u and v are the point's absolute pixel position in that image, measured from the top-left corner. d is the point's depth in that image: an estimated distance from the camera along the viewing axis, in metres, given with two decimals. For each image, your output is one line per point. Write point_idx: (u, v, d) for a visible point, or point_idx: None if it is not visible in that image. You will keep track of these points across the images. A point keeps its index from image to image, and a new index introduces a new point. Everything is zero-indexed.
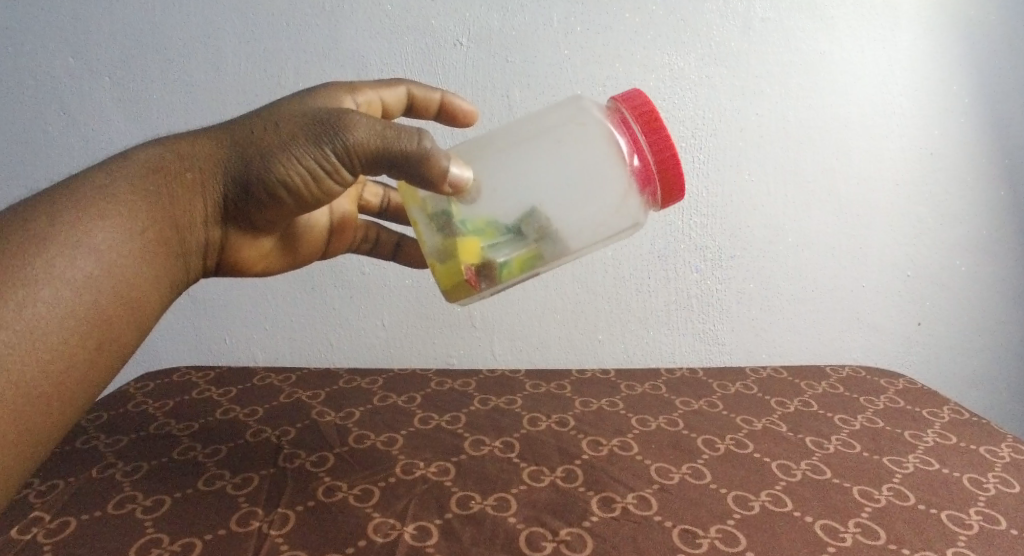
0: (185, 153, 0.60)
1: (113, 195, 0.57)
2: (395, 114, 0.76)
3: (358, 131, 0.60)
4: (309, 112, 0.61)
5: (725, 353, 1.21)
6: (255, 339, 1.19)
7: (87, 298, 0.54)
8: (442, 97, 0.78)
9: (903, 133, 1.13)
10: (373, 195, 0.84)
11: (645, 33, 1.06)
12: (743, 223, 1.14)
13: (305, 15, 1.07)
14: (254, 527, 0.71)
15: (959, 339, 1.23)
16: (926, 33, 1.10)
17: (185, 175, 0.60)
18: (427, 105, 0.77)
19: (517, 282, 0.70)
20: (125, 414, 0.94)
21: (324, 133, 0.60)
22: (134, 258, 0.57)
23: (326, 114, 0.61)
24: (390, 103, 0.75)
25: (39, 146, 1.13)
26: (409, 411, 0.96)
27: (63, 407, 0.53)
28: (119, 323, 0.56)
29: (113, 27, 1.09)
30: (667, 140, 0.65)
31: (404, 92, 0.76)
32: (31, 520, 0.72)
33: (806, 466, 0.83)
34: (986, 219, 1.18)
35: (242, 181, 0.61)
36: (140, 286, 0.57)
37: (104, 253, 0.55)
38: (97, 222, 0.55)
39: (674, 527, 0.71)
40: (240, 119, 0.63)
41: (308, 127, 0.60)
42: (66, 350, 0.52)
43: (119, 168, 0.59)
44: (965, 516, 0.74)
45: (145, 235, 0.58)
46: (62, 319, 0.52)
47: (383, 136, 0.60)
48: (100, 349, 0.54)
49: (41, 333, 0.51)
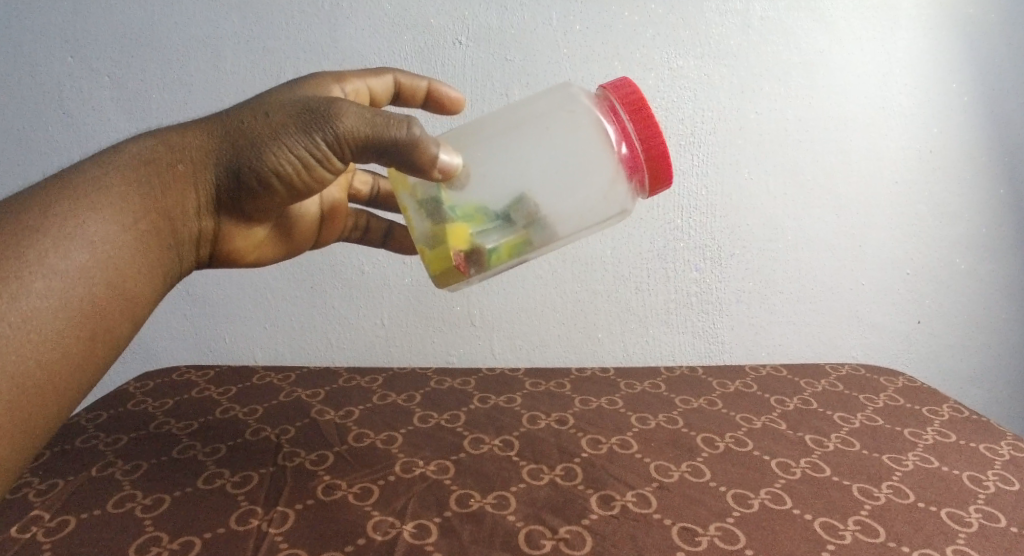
0: (176, 144, 0.60)
1: (105, 187, 0.57)
2: (383, 102, 0.77)
3: (348, 119, 0.60)
4: (299, 101, 0.61)
5: (725, 351, 1.21)
6: (254, 337, 1.19)
7: (81, 290, 0.54)
8: (429, 85, 0.77)
9: (902, 130, 1.13)
10: (363, 182, 0.85)
11: (645, 32, 1.06)
12: (743, 220, 1.14)
13: (304, 15, 1.07)
14: (254, 525, 0.71)
15: (958, 338, 1.23)
16: (926, 32, 1.10)
17: (177, 166, 0.60)
18: (415, 93, 0.77)
19: (505, 268, 0.70)
20: (125, 413, 0.94)
21: (313, 122, 0.60)
22: (127, 250, 0.57)
23: (316, 103, 0.61)
24: (377, 92, 0.75)
25: (39, 144, 1.13)
26: (408, 410, 0.96)
27: (59, 399, 0.53)
28: (113, 314, 0.56)
29: (113, 27, 1.09)
30: (656, 127, 0.65)
31: (391, 80, 0.76)
32: (31, 519, 0.72)
33: (805, 463, 0.83)
34: (986, 217, 1.18)
35: (234, 171, 0.61)
36: (133, 278, 0.57)
37: (97, 245, 0.55)
38: (91, 214, 0.55)
39: (674, 525, 0.71)
40: (229, 110, 0.62)
41: (298, 115, 0.60)
42: (61, 342, 0.52)
43: (111, 161, 0.59)
44: (965, 513, 0.74)
45: (137, 226, 0.58)
46: (56, 311, 0.52)
47: (373, 123, 0.60)
48: (95, 341, 0.55)
49: (35, 324, 0.51)
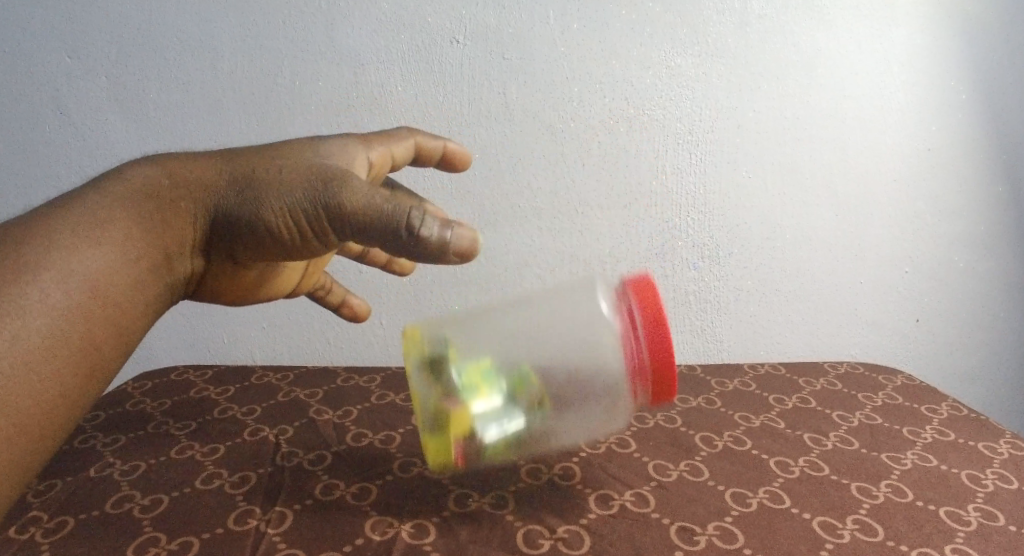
0: (182, 180, 0.61)
1: (107, 221, 0.57)
2: (402, 167, 0.77)
3: (354, 198, 0.57)
4: (317, 169, 0.60)
5: (723, 349, 1.21)
6: (253, 338, 1.19)
7: (79, 327, 0.54)
8: (444, 146, 0.79)
9: (901, 128, 1.12)
10: None
11: (642, 29, 1.06)
12: (741, 218, 1.14)
13: (302, 12, 1.07)
14: (252, 525, 0.71)
15: (956, 335, 1.23)
16: (926, 28, 1.10)
17: (178, 203, 0.60)
18: (432, 155, 0.79)
19: None
20: (124, 413, 0.94)
21: (320, 192, 0.58)
22: (127, 287, 0.57)
23: (332, 175, 0.59)
24: (399, 158, 0.75)
25: (38, 146, 1.13)
26: (407, 409, 0.96)
27: (54, 435, 0.53)
28: (110, 350, 0.56)
29: (110, 24, 1.08)
30: None
31: (411, 144, 0.76)
32: (29, 519, 0.72)
33: (803, 462, 0.83)
34: (985, 214, 1.17)
35: (229, 217, 0.60)
36: (131, 314, 0.58)
37: (97, 281, 0.55)
38: (92, 249, 0.56)
39: (672, 524, 0.71)
40: (246, 151, 0.63)
41: (309, 182, 0.59)
42: (58, 381, 0.52)
43: (114, 192, 0.59)
44: (963, 512, 0.74)
45: (139, 262, 0.58)
46: (54, 349, 0.53)
47: (373, 207, 0.57)
48: (91, 377, 0.55)
49: (33, 362, 0.51)
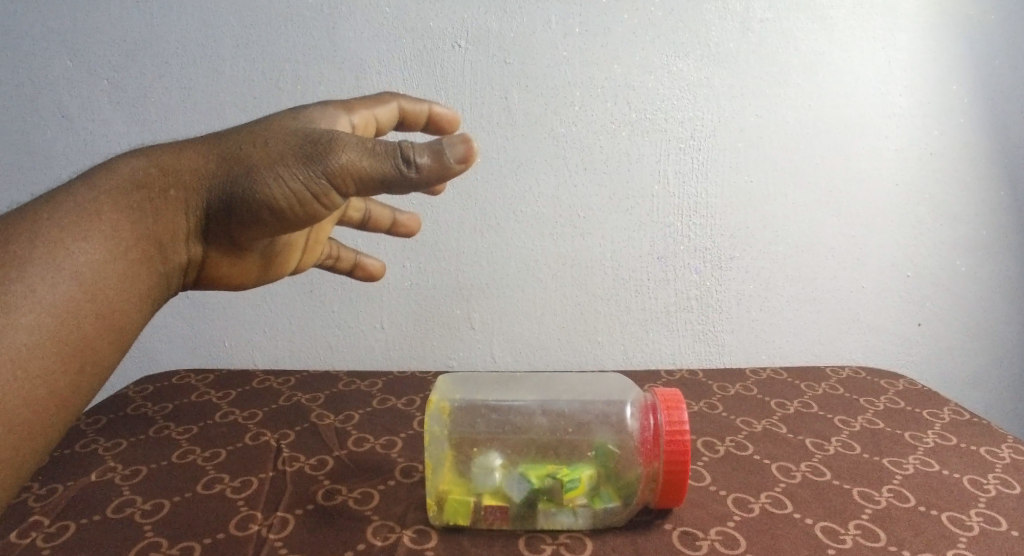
0: (170, 169, 0.60)
1: (96, 213, 0.57)
2: (388, 129, 0.76)
3: (347, 152, 0.59)
4: (301, 134, 0.61)
5: (725, 353, 1.20)
6: (254, 343, 1.19)
7: (69, 322, 0.54)
8: (430, 109, 0.77)
9: (902, 132, 1.13)
10: None
11: (644, 35, 1.07)
12: (743, 223, 1.14)
13: (304, 17, 1.07)
14: (254, 531, 0.71)
15: (959, 339, 1.22)
16: (927, 32, 1.10)
17: (169, 191, 0.60)
18: (417, 116, 0.77)
19: None
20: (124, 417, 0.94)
21: (312, 155, 0.60)
22: (119, 280, 0.57)
23: (318, 135, 0.61)
24: (383, 120, 0.75)
25: (38, 148, 1.13)
26: (408, 414, 0.95)
27: (46, 434, 0.53)
28: (102, 346, 0.56)
29: (112, 28, 1.08)
30: None
31: (396, 107, 0.76)
32: (29, 524, 0.72)
33: (805, 467, 0.83)
34: (987, 218, 1.17)
35: (226, 199, 0.61)
36: (122, 307, 0.57)
37: (86, 276, 0.55)
38: (80, 243, 0.55)
39: (674, 529, 0.71)
40: (226, 133, 0.63)
41: (298, 148, 0.60)
42: (49, 378, 0.52)
43: (101, 183, 0.58)
44: (965, 517, 0.74)
45: (128, 253, 0.58)
46: (44, 345, 0.52)
47: (370, 153, 0.59)
48: (84, 373, 0.54)
49: (23, 359, 0.51)
